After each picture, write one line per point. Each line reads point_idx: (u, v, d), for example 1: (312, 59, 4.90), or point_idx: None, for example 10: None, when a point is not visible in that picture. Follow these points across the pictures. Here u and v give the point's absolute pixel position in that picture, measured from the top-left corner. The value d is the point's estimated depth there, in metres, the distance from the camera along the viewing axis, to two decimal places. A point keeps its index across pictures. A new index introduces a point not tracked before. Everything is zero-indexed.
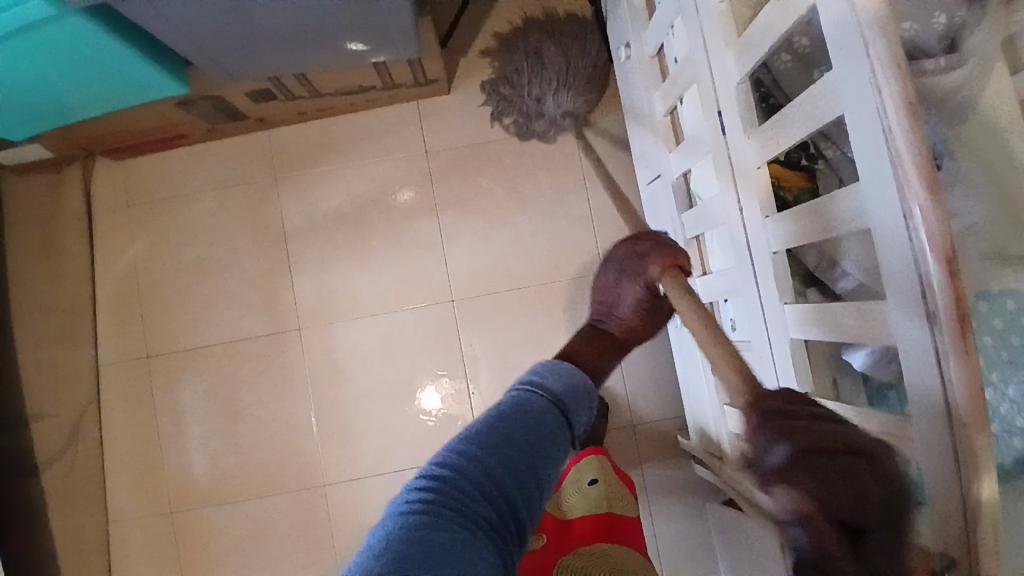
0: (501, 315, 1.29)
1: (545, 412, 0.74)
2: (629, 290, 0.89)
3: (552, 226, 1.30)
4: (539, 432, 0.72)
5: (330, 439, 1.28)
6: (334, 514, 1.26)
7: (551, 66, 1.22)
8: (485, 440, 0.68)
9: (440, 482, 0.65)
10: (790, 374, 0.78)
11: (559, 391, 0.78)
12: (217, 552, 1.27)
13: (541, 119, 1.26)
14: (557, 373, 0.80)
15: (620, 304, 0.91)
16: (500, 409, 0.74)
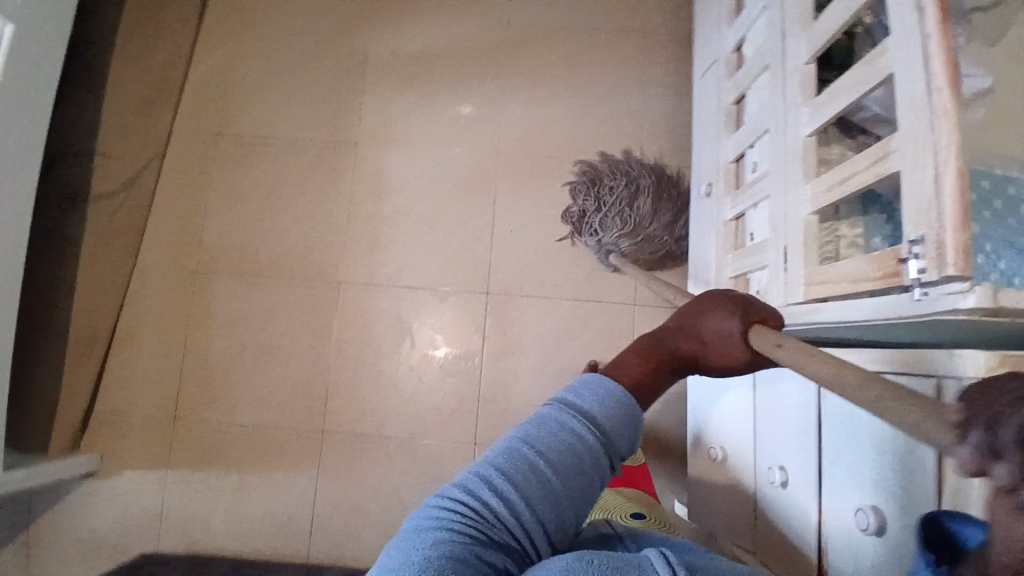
0: (536, 173, 1.41)
1: (591, 448, 0.50)
2: (726, 318, 0.60)
3: (602, 108, 1.42)
4: (584, 474, 0.49)
5: (358, 243, 1.39)
6: (343, 309, 1.37)
7: (634, 204, 1.26)
8: (518, 471, 0.48)
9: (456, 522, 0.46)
10: (796, 175, 0.87)
11: (608, 424, 0.52)
12: (226, 321, 1.37)
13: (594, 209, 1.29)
14: (610, 398, 0.53)
15: (693, 337, 0.60)
16: (528, 434, 0.51)
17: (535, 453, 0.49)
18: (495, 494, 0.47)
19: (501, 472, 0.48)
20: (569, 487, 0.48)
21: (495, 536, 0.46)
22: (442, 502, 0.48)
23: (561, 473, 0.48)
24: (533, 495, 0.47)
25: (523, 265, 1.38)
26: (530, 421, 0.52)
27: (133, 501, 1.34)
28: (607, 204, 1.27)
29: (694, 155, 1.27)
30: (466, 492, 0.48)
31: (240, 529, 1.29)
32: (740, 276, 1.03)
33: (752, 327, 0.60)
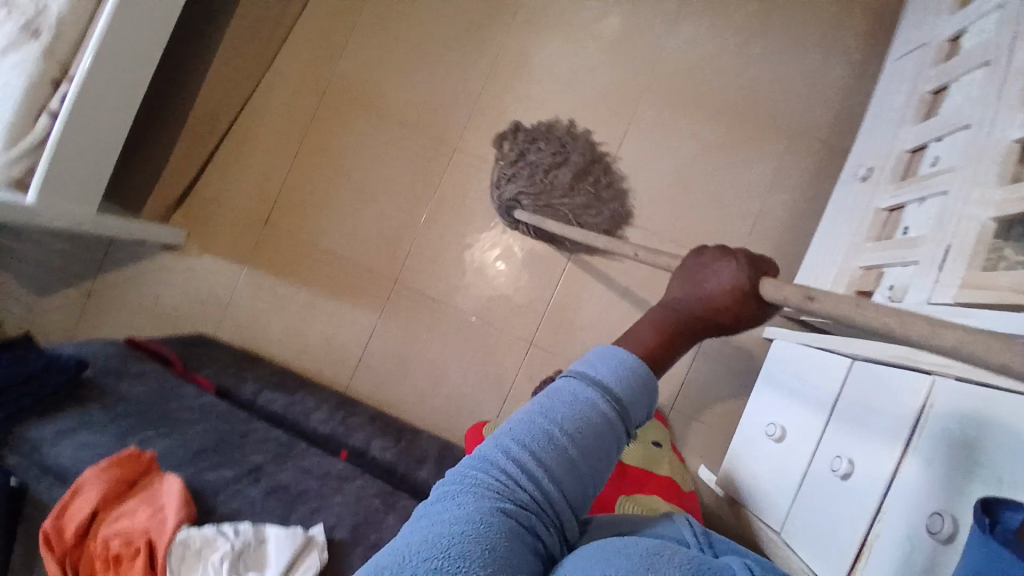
0: (686, 102, 1.32)
1: (610, 421, 0.45)
2: (725, 269, 0.52)
3: (775, 62, 1.32)
4: (604, 449, 0.45)
5: (484, 116, 1.35)
6: (450, 173, 1.35)
7: (554, 171, 1.25)
8: (539, 451, 0.43)
9: (477, 496, 0.41)
10: (986, 177, 0.80)
11: (627, 394, 0.46)
12: (339, 150, 1.38)
13: (537, 160, 1.27)
14: (628, 370, 0.47)
15: (694, 294, 0.52)
16: (540, 410, 0.46)
17: (553, 429, 0.44)
18: (516, 477, 0.42)
19: (518, 451, 0.43)
20: (589, 463, 0.44)
21: (524, 527, 0.40)
22: (454, 486, 0.43)
23: (579, 447, 0.43)
24: (554, 469, 0.43)
25: (640, 190, 1.30)
26: (540, 397, 0.47)
27: (203, 284, 1.38)
28: (541, 166, 1.26)
29: (861, 139, 1.20)
30: (480, 475, 0.43)
31: (294, 342, 1.34)
32: (875, 266, 0.98)
33: (761, 280, 0.51)
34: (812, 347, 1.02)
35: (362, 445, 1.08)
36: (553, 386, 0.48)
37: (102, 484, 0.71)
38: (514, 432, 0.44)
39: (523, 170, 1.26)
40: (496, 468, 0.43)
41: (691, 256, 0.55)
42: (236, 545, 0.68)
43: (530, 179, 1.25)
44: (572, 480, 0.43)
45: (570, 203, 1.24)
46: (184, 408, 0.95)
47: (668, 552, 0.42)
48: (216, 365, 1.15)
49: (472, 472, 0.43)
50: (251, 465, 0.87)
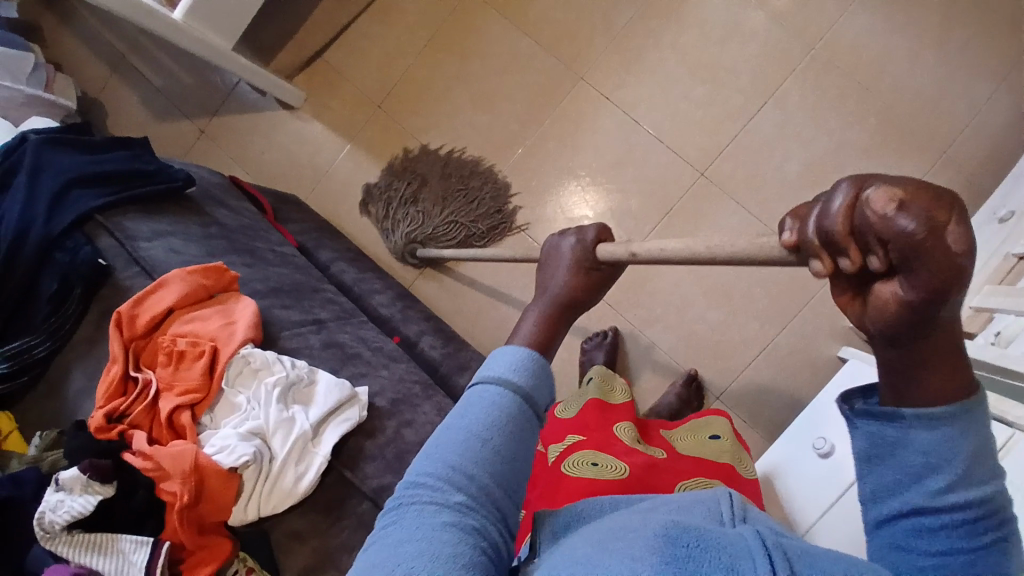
0: (833, 95, 1.23)
1: (519, 411, 0.50)
2: (564, 251, 0.65)
3: (945, 76, 1.21)
4: (522, 437, 0.49)
5: (617, 55, 1.31)
6: (566, 103, 1.32)
7: (424, 199, 1.30)
8: (462, 456, 0.47)
9: (413, 521, 0.44)
10: None
11: (525, 381, 0.51)
12: (467, 51, 1.36)
13: (406, 189, 1.31)
14: (521, 362, 0.52)
15: (556, 273, 0.64)
16: (455, 420, 0.50)
17: (471, 434, 0.48)
18: (451, 485, 0.45)
19: (445, 461, 0.47)
20: (512, 456, 0.48)
21: (471, 532, 0.43)
22: (396, 511, 0.46)
23: (495, 440, 0.48)
24: (480, 468, 0.46)
25: (755, 172, 1.24)
26: (455, 407, 0.51)
27: (305, 149, 1.42)
28: (414, 195, 1.31)
29: (1003, 186, 1.10)
30: (417, 493, 0.46)
31: (371, 228, 1.37)
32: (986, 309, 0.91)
33: (595, 248, 0.64)
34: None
35: (414, 336, 1.11)
36: (464, 397, 0.52)
37: (185, 285, 0.75)
38: (434, 451, 0.48)
39: (402, 204, 1.31)
40: (424, 489, 0.46)
41: (546, 248, 0.68)
42: (290, 376, 0.71)
43: (408, 207, 1.30)
44: (501, 474, 0.47)
45: (452, 218, 1.28)
46: (266, 249, 0.99)
47: (673, 530, 0.42)
48: (300, 223, 1.19)
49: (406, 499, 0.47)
50: (314, 317, 0.90)
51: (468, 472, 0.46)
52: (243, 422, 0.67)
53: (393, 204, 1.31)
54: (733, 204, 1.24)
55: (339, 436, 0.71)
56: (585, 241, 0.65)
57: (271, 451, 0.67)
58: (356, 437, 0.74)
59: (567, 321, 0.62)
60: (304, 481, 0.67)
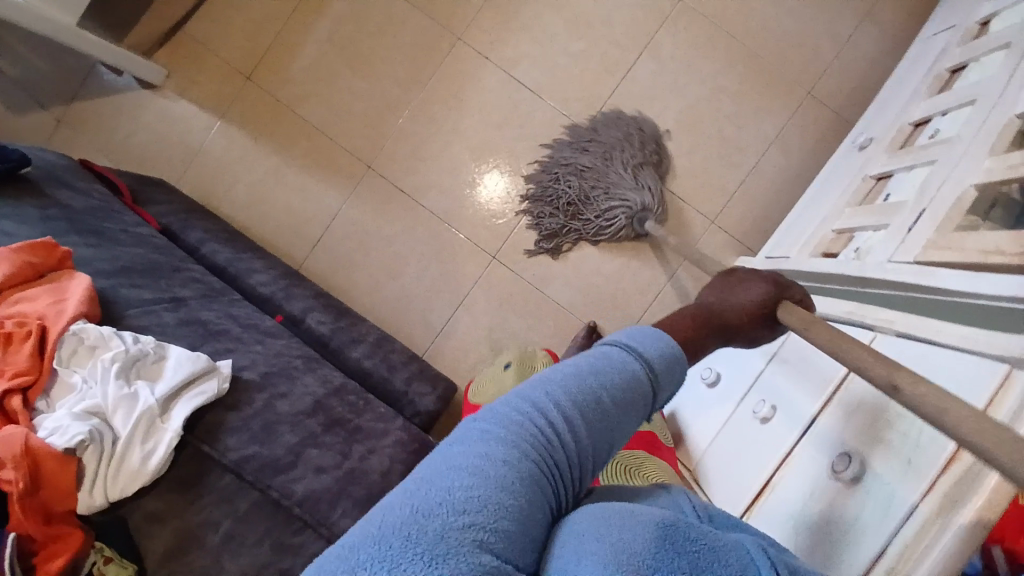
0: (704, 42, 1.25)
1: (642, 394, 0.48)
2: (755, 287, 0.67)
3: (805, 19, 1.25)
4: (633, 416, 0.47)
5: (493, 15, 1.29)
6: (446, 66, 1.29)
7: (580, 177, 1.18)
8: (582, 411, 0.44)
9: (520, 445, 0.40)
10: (976, 150, 0.79)
11: (661, 368, 0.50)
12: (339, 18, 1.31)
13: (558, 160, 1.21)
14: (664, 349, 0.51)
15: (737, 294, 0.67)
16: (588, 370, 0.46)
17: (600, 395, 0.45)
18: (557, 436, 0.42)
19: (566, 404, 0.44)
20: (613, 435, 0.46)
21: (553, 495, 0.41)
22: (495, 430, 0.41)
23: (617, 410, 0.46)
24: (593, 431, 0.44)
25: (634, 123, 1.25)
26: (585, 355, 0.48)
27: (175, 129, 1.33)
28: (568, 172, 1.20)
29: (867, 114, 1.14)
30: (521, 424, 0.42)
31: (254, 208, 1.30)
32: (848, 230, 0.95)
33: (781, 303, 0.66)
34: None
35: (299, 313, 1.06)
36: (599, 350, 0.50)
37: (10, 264, 0.68)
38: (561, 387, 0.45)
39: (545, 181, 1.21)
40: (539, 419, 0.42)
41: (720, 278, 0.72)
42: (130, 350, 0.66)
43: (564, 173, 1.20)
44: (600, 445, 0.45)
45: (619, 199, 1.16)
46: (118, 230, 0.92)
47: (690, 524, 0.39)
48: (166, 205, 1.12)
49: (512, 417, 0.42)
50: (172, 296, 0.84)
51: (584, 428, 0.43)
52: (80, 402, 0.62)
53: (550, 186, 1.21)
54: None
55: (190, 411, 0.66)
56: (783, 286, 0.67)
57: (114, 431, 0.62)
58: (214, 410, 0.69)
59: (715, 338, 0.63)
60: (153, 459, 0.62)
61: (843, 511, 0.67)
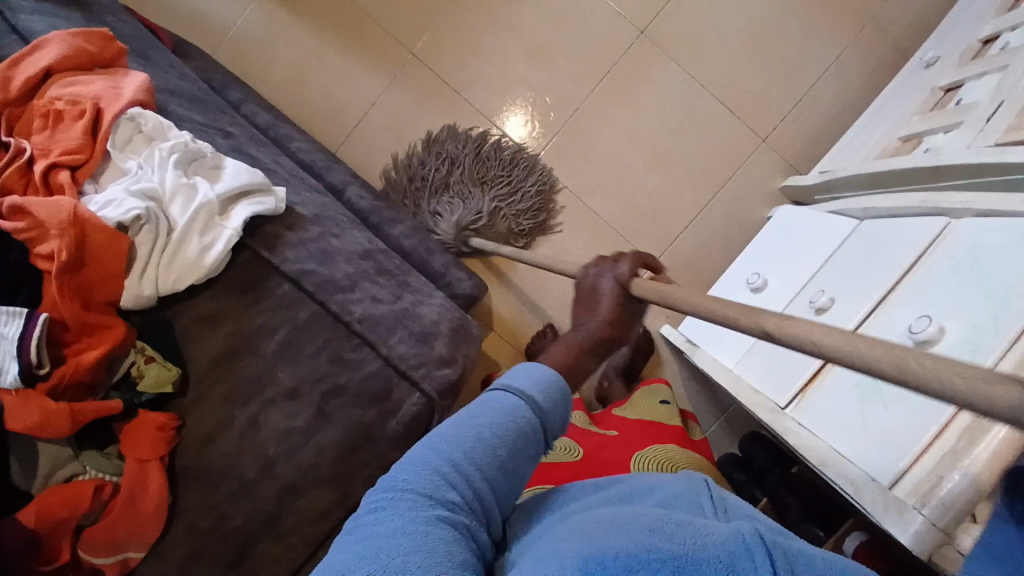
0: None
1: (532, 433, 0.47)
2: (605, 285, 0.57)
3: None
4: (528, 452, 0.47)
5: None
6: None
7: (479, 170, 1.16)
8: (467, 455, 0.44)
9: (414, 500, 0.41)
10: None
11: (545, 402, 0.49)
12: None
13: (439, 164, 1.17)
14: (547, 382, 0.50)
15: (595, 309, 0.57)
16: (468, 417, 0.47)
17: (481, 434, 0.45)
18: (449, 480, 0.43)
19: (451, 453, 0.44)
20: (511, 470, 0.46)
21: (460, 535, 0.41)
22: (383, 497, 0.42)
23: (507, 450, 0.45)
24: (486, 471, 0.44)
25: (691, 31, 1.20)
26: (467, 405, 0.49)
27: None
28: (451, 175, 1.16)
29: (935, 34, 1.10)
30: (411, 480, 0.42)
31: (287, 88, 1.24)
32: (915, 136, 0.93)
33: (632, 282, 0.55)
34: (817, 210, 0.97)
35: (339, 184, 1.02)
36: (480, 398, 0.49)
37: (64, 47, 0.67)
38: (443, 443, 0.45)
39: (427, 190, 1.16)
40: (430, 472, 0.43)
41: (585, 269, 0.61)
42: (189, 145, 0.64)
43: (444, 178, 1.16)
44: (498, 486, 0.45)
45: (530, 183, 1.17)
46: (164, 63, 0.87)
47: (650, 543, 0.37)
48: (206, 63, 1.07)
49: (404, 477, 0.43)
50: (221, 127, 0.79)
51: (475, 471, 0.44)
52: (134, 183, 0.60)
53: (439, 184, 1.16)
54: (672, 64, 1.20)
55: (249, 215, 0.62)
56: (623, 276, 0.56)
57: (170, 220, 0.59)
58: (273, 225, 0.66)
59: (597, 359, 0.57)
60: (211, 252, 0.60)
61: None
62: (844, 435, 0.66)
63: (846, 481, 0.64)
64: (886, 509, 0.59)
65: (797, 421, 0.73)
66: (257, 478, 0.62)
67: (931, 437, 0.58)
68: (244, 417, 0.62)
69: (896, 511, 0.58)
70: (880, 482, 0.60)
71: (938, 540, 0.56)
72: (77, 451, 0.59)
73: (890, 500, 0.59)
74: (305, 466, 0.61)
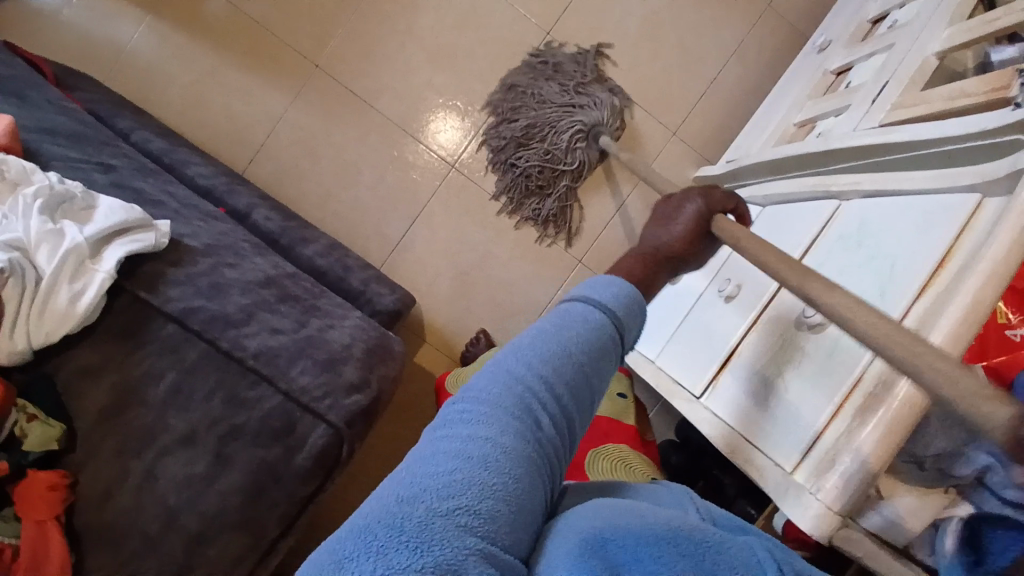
0: None
1: (614, 351, 0.43)
2: (689, 209, 0.56)
3: None
4: (606, 371, 0.43)
5: None
6: None
7: (531, 125, 1.14)
8: (554, 371, 0.39)
9: (498, 416, 0.37)
10: (927, 20, 0.79)
11: (625, 315, 0.45)
12: None
13: (500, 124, 1.17)
14: (625, 296, 0.45)
15: (667, 226, 0.56)
16: (552, 329, 0.42)
17: (568, 350, 0.40)
18: (534, 396, 0.38)
19: (534, 368, 0.39)
20: (594, 388, 0.42)
21: (543, 458, 0.37)
22: (465, 406, 0.38)
23: (588, 367, 0.41)
24: (569, 390, 0.40)
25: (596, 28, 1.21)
26: (545, 316, 0.44)
27: (97, 21, 1.19)
28: (511, 131, 1.15)
29: (827, 18, 1.14)
30: (497, 389, 0.38)
31: (188, 111, 1.19)
32: (809, 121, 0.96)
33: (715, 214, 0.56)
34: None
35: (244, 208, 0.99)
36: (561, 309, 0.44)
37: None
38: (527, 353, 0.40)
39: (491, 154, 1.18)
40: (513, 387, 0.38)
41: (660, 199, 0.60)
42: (54, 188, 0.60)
43: (502, 139, 1.16)
44: (579, 407, 0.41)
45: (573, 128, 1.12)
46: (39, 96, 0.82)
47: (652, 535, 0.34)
48: (93, 92, 1.02)
49: (485, 389, 0.39)
50: (100, 162, 0.75)
51: (562, 386, 0.39)
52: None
53: (500, 145, 1.16)
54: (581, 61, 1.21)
55: (125, 255, 0.60)
56: (715, 204, 0.56)
57: (37, 270, 0.56)
58: (154, 262, 0.63)
59: (664, 275, 0.55)
60: (83, 300, 0.57)
61: (803, 363, 0.65)
62: (755, 426, 0.69)
63: (757, 469, 0.67)
64: (785, 494, 0.62)
65: (711, 409, 0.76)
66: (160, 531, 0.59)
67: (827, 420, 0.60)
68: (140, 470, 0.59)
69: (794, 498, 0.60)
70: (783, 469, 0.63)
71: (834, 526, 0.57)
72: None
73: (790, 486, 0.62)
74: (210, 513, 0.60)
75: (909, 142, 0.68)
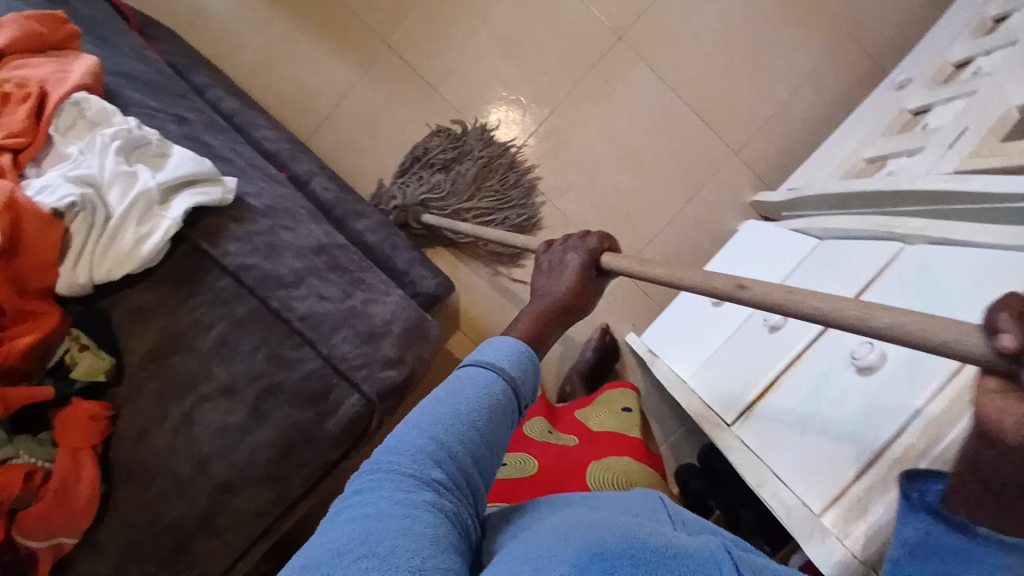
0: None
1: (509, 406, 0.44)
2: (573, 258, 0.58)
3: None
4: (504, 427, 0.44)
5: None
6: None
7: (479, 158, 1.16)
8: (450, 434, 0.41)
9: (397, 485, 0.38)
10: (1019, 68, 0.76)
11: (517, 372, 0.46)
12: None
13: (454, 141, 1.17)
14: (516, 354, 0.47)
15: (557, 279, 0.57)
16: (445, 395, 0.43)
17: (460, 412, 0.42)
18: (433, 459, 0.40)
19: (429, 433, 0.41)
20: (492, 445, 0.43)
21: (446, 514, 0.38)
22: (369, 479, 0.39)
23: (483, 424, 0.42)
24: (465, 448, 0.41)
25: (669, 39, 1.20)
26: (441, 384, 0.45)
27: None
28: (452, 155, 1.16)
29: (910, 53, 1.11)
30: (398, 459, 0.40)
31: (260, 74, 1.22)
32: (879, 158, 0.94)
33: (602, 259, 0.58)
34: (781, 227, 0.98)
35: (304, 175, 1.01)
36: (454, 375, 0.46)
37: (16, 28, 0.66)
38: (423, 421, 0.42)
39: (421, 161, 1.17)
40: (409, 453, 0.40)
41: (540, 255, 0.63)
42: (133, 132, 0.62)
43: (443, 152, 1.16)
44: (479, 465, 0.42)
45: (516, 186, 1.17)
46: (124, 43, 0.85)
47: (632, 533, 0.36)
48: (174, 46, 1.05)
49: (386, 461, 0.40)
50: (176, 113, 0.77)
51: (457, 446, 0.41)
52: (74, 169, 0.59)
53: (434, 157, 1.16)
54: (650, 69, 1.20)
55: (190, 206, 0.61)
56: (594, 250, 0.59)
57: (108, 208, 0.58)
58: (216, 216, 0.65)
59: (560, 328, 0.55)
60: (147, 243, 0.59)
61: (847, 399, 0.63)
62: (783, 462, 0.67)
63: (780, 505, 0.66)
64: (809, 534, 0.61)
65: (741, 437, 0.74)
66: (189, 475, 0.61)
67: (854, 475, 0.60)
68: (179, 414, 0.61)
69: (819, 539, 0.60)
70: (811, 508, 0.62)
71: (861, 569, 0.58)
72: (9, 436, 0.57)
73: (816, 526, 0.61)
74: (239, 464, 0.62)
75: (984, 193, 0.66)
